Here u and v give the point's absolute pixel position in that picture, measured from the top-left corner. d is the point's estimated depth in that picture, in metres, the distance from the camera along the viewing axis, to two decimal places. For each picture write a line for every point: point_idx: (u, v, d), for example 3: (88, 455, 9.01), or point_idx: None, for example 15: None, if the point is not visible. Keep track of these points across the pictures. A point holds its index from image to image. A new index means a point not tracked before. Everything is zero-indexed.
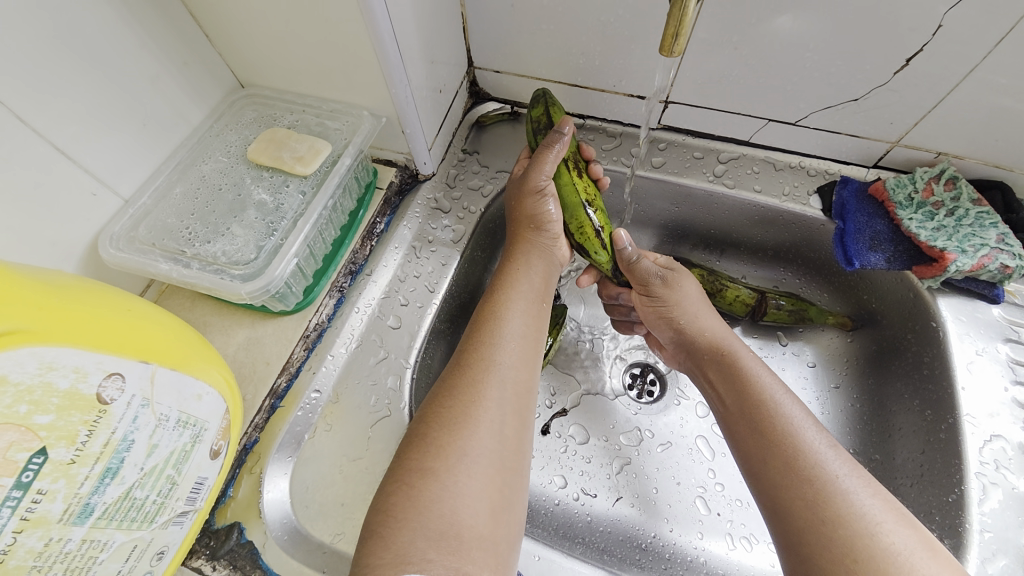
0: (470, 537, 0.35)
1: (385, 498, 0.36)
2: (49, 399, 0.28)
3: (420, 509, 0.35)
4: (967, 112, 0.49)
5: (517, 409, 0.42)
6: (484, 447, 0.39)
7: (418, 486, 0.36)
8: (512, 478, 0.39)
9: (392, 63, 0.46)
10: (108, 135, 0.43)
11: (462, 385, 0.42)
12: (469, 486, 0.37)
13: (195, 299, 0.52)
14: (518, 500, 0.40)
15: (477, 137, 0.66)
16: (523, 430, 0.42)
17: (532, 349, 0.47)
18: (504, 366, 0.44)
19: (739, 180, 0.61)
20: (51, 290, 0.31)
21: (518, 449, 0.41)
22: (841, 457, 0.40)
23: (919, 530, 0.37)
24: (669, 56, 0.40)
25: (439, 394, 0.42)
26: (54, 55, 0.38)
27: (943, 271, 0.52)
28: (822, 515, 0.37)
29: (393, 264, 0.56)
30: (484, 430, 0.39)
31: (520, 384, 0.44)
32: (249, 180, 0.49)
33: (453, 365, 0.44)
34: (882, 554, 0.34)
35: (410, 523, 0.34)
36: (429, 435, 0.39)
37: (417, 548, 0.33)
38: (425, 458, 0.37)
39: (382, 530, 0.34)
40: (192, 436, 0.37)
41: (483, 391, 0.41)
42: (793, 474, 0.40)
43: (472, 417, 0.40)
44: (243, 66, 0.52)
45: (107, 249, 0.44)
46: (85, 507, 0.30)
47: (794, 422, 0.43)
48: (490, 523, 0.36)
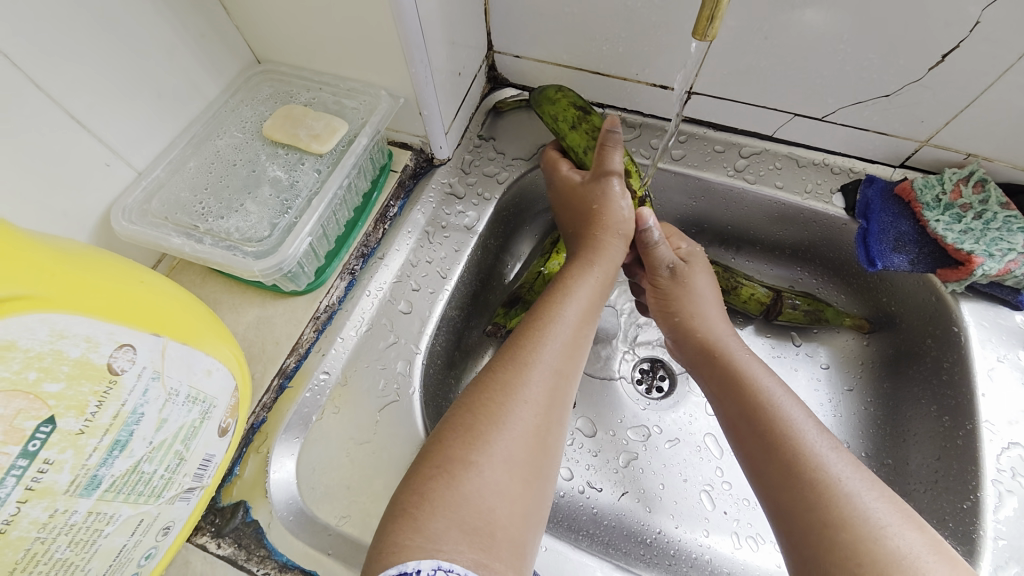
0: (502, 536, 0.34)
1: (423, 482, 0.36)
2: (58, 367, 0.28)
3: (458, 501, 0.34)
4: (1000, 114, 0.47)
5: (556, 409, 0.41)
6: (517, 444, 0.38)
7: (459, 477, 0.35)
8: (544, 477, 0.39)
9: (413, 42, 0.45)
10: (122, 104, 0.43)
11: (503, 379, 0.41)
12: (505, 483, 0.36)
13: (206, 276, 0.51)
14: (547, 499, 0.39)
15: (494, 123, 0.65)
16: (560, 431, 0.41)
17: (579, 351, 0.46)
18: (547, 364, 0.42)
19: (760, 175, 0.60)
20: (64, 257, 0.30)
21: (553, 448, 0.40)
22: (845, 460, 0.39)
23: (925, 531, 0.36)
24: (703, 39, 0.39)
25: (483, 386, 0.41)
26: (72, 21, 0.37)
27: (969, 275, 0.51)
28: (823, 522, 0.36)
29: (405, 248, 0.55)
30: (522, 426, 0.38)
31: (559, 383, 0.42)
32: (264, 157, 0.48)
33: (497, 358, 0.43)
34: (890, 558, 0.33)
35: (446, 511, 0.34)
36: (474, 427, 0.38)
37: (450, 539, 0.33)
38: (469, 450, 0.37)
39: (414, 512, 0.34)
40: (201, 413, 0.36)
41: (523, 385, 0.40)
42: (793, 479, 0.39)
43: (511, 412, 0.39)
44: (260, 41, 0.51)
45: (119, 221, 0.43)
46: (93, 479, 0.30)
47: (794, 424, 0.42)
48: (522, 525, 0.36)
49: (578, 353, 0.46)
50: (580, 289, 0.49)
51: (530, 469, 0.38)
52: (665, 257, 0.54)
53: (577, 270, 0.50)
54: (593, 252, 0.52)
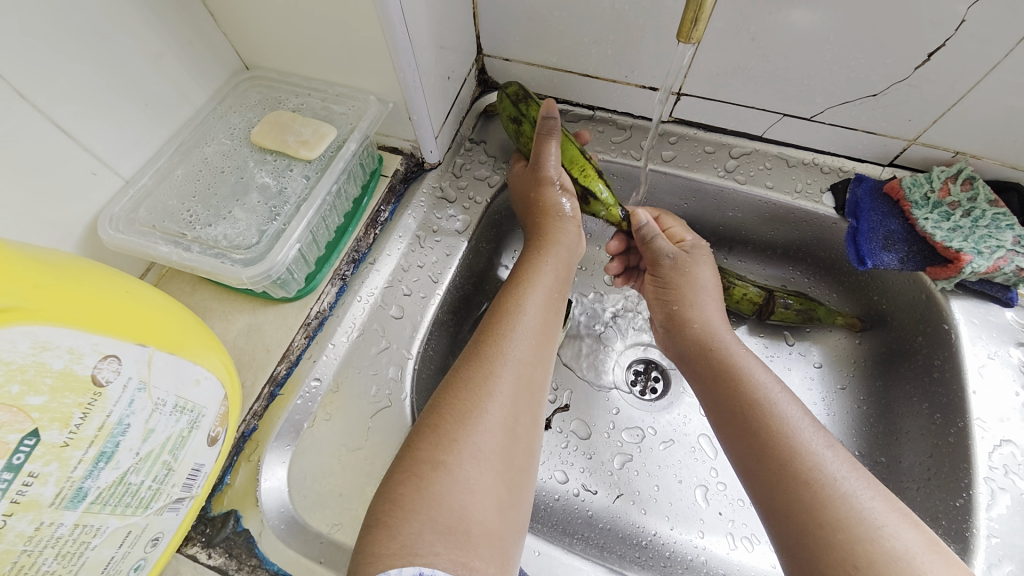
0: (478, 533, 0.34)
1: (392, 487, 0.36)
2: (42, 379, 0.27)
3: (429, 502, 0.34)
4: (987, 112, 0.48)
5: (525, 401, 0.42)
6: (489, 441, 0.38)
7: (430, 478, 0.35)
8: (518, 472, 0.39)
9: (401, 47, 0.45)
10: (108, 113, 0.43)
11: (471, 377, 0.41)
12: (477, 480, 0.36)
13: (195, 284, 0.51)
14: (525, 496, 0.39)
15: (484, 127, 0.65)
16: (532, 424, 0.42)
17: (547, 344, 0.47)
18: (516, 359, 0.43)
19: (750, 175, 0.60)
20: (47, 268, 0.30)
21: (526, 441, 0.40)
22: (839, 458, 0.39)
23: (924, 532, 0.36)
24: (686, 43, 0.39)
25: (448, 385, 0.41)
26: (56, 30, 0.37)
27: (958, 273, 0.51)
28: (823, 513, 0.36)
29: (396, 253, 0.55)
30: (493, 423, 0.39)
31: (531, 380, 0.43)
32: (253, 163, 0.48)
33: (465, 358, 0.43)
34: (886, 551, 0.34)
35: (418, 514, 0.34)
36: (441, 426, 0.38)
37: (426, 541, 0.32)
38: (437, 451, 0.37)
39: (388, 520, 0.34)
40: (189, 423, 0.36)
41: (493, 382, 0.41)
42: (787, 473, 0.39)
43: (481, 410, 0.39)
44: (248, 47, 0.51)
45: (106, 230, 0.43)
46: (78, 491, 0.30)
47: (791, 418, 0.42)
48: (497, 519, 0.36)
49: (546, 348, 0.46)
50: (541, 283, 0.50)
51: (503, 464, 0.38)
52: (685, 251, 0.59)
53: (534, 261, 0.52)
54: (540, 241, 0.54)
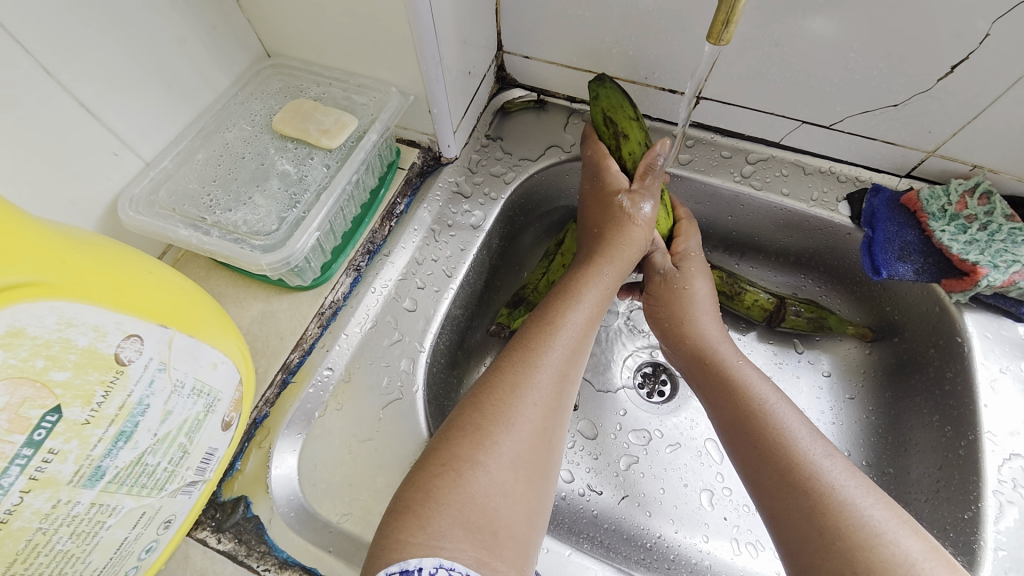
0: (505, 535, 0.34)
1: (427, 479, 0.36)
2: (66, 356, 0.27)
3: (462, 499, 0.34)
4: (1006, 127, 0.48)
5: (560, 409, 0.42)
6: (524, 445, 0.38)
7: (467, 476, 0.35)
8: (546, 478, 0.39)
9: (425, 39, 0.45)
10: (131, 93, 0.43)
11: (509, 380, 0.41)
12: (509, 482, 0.36)
13: (210, 269, 0.51)
14: (548, 498, 0.39)
15: (501, 123, 0.65)
16: (562, 431, 0.42)
17: (584, 352, 0.46)
18: (552, 365, 0.43)
19: (766, 182, 0.60)
20: (75, 245, 0.30)
21: (555, 448, 0.40)
22: (839, 467, 0.39)
23: (925, 538, 0.36)
24: (717, 44, 0.38)
25: (488, 386, 0.41)
26: (83, 6, 0.37)
27: (974, 286, 0.51)
28: (824, 531, 0.36)
29: (411, 246, 0.55)
30: (528, 428, 0.39)
31: (564, 388, 0.43)
32: (273, 150, 0.48)
33: (505, 359, 0.43)
34: (884, 568, 0.33)
35: (449, 510, 0.34)
36: (482, 427, 0.38)
37: (453, 537, 0.32)
38: (475, 450, 0.37)
39: (418, 510, 0.34)
40: (205, 406, 0.36)
41: (530, 387, 0.41)
42: (792, 486, 0.39)
43: (519, 413, 0.39)
44: (271, 34, 0.51)
45: (127, 212, 0.43)
46: (96, 470, 0.30)
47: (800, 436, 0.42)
48: (525, 524, 0.36)
49: (580, 355, 0.46)
50: (591, 291, 0.49)
51: (533, 469, 0.38)
52: (662, 262, 0.56)
53: (588, 273, 0.50)
54: (614, 246, 0.52)
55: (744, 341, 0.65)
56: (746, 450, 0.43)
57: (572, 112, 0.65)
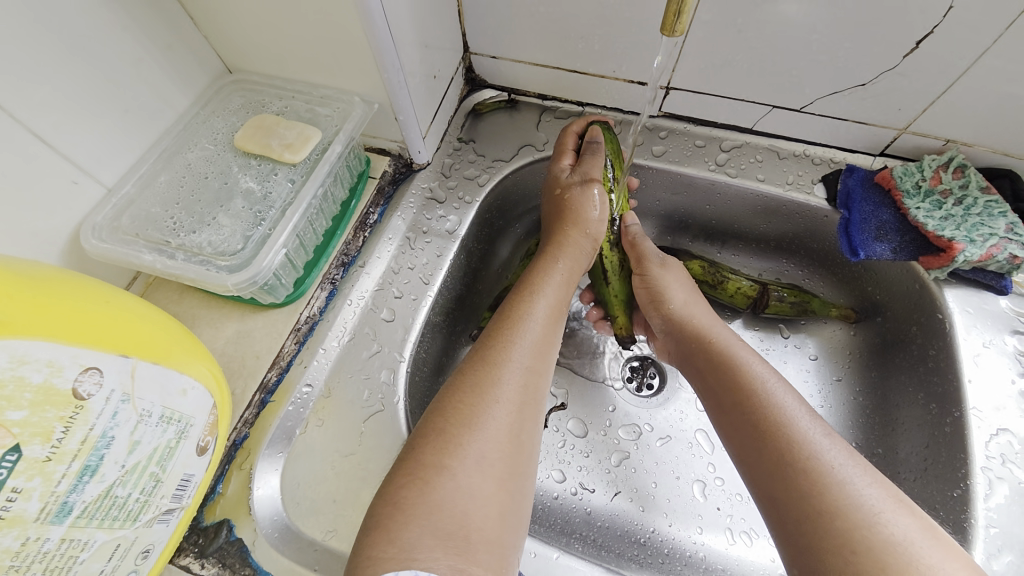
0: (478, 539, 0.34)
1: (396, 491, 0.35)
2: (21, 394, 0.27)
3: (431, 507, 0.34)
4: (976, 99, 0.47)
5: (529, 404, 0.41)
6: (492, 445, 0.38)
7: (434, 483, 0.35)
8: (521, 477, 0.38)
9: (384, 47, 0.44)
10: (88, 120, 0.42)
11: (476, 381, 0.41)
12: (480, 485, 0.36)
13: (183, 292, 0.50)
14: (527, 497, 0.39)
15: (473, 125, 0.64)
16: (536, 428, 0.42)
17: (551, 348, 0.46)
18: (518, 363, 0.42)
19: (741, 169, 0.60)
20: (25, 281, 0.29)
21: (529, 447, 0.40)
22: (838, 447, 0.39)
23: (920, 518, 0.35)
24: (672, 35, 0.38)
25: (453, 389, 0.40)
26: (31, 35, 0.37)
27: (951, 262, 0.51)
28: (817, 510, 0.36)
29: (387, 255, 0.55)
30: (497, 428, 0.38)
31: (534, 384, 0.43)
32: (237, 168, 0.48)
33: (471, 360, 0.43)
34: (883, 546, 0.33)
35: (419, 519, 0.33)
36: (446, 431, 0.38)
37: (424, 547, 0.32)
38: (441, 455, 0.36)
39: (387, 524, 0.33)
40: (177, 433, 0.35)
41: (498, 387, 0.40)
42: (783, 468, 0.39)
43: (484, 414, 0.39)
44: (229, 50, 0.50)
45: (89, 240, 0.42)
46: (64, 506, 0.29)
47: (782, 415, 0.41)
48: (499, 526, 0.35)
49: (549, 352, 0.46)
50: (548, 287, 0.49)
51: (505, 469, 0.37)
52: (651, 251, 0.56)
53: (542, 270, 0.51)
54: (562, 242, 0.53)
55: None
56: (737, 435, 0.43)
57: (544, 109, 0.64)
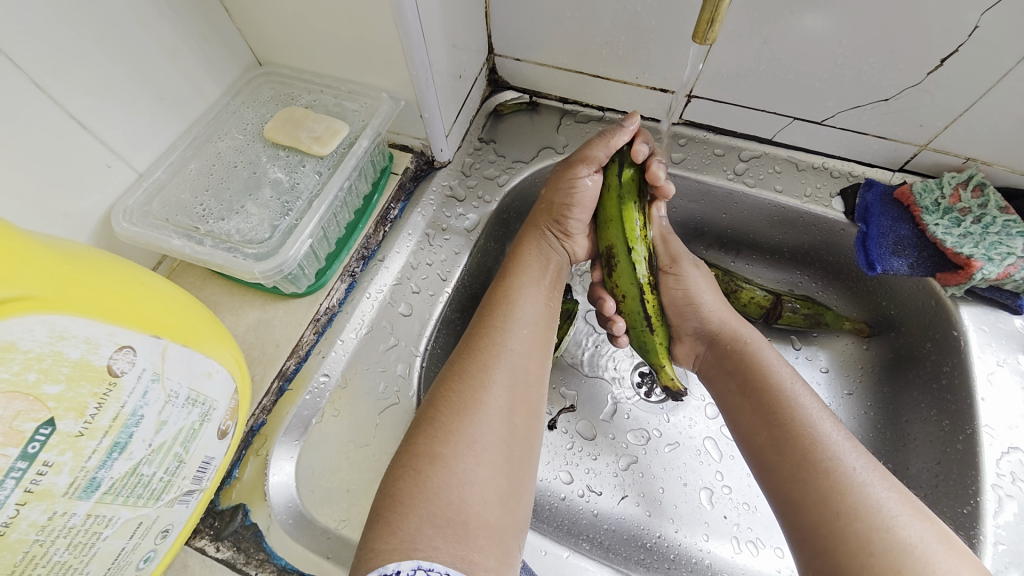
0: (477, 524, 0.34)
1: (392, 483, 0.36)
2: (58, 369, 0.27)
3: (427, 494, 0.35)
4: (998, 119, 0.48)
5: (521, 393, 0.42)
6: (485, 433, 0.38)
7: (427, 471, 0.36)
8: (517, 464, 0.39)
9: (414, 44, 0.45)
10: (123, 105, 0.43)
11: (467, 373, 0.41)
12: (475, 471, 0.36)
13: (206, 278, 0.51)
14: (530, 484, 0.40)
15: (494, 126, 0.65)
16: (533, 415, 0.42)
17: (542, 336, 0.47)
18: (509, 351, 0.43)
19: (760, 179, 0.60)
20: (65, 258, 0.30)
21: (527, 434, 0.41)
22: (859, 452, 0.39)
23: (934, 523, 0.36)
24: (702, 42, 0.39)
25: (445, 379, 0.42)
26: (75, 21, 0.37)
27: (968, 279, 0.51)
28: (836, 512, 0.36)
29: (405, 251, 0.56)
30: (489, 416, 0.39)
31: (530, 374, 0.44)
32: (265, 159, 0.48)
33: (459, 353, 0.44)
34: (898, 550, 0.34)
35: (417, 509, 0.34)
36: (439, 420, 0.38)
37: (424, 536, 0.33)
38: (433, 444, 0.37)
39: (388, 516, 0.34)
40: (201, 415, 0.36)
41: (489, 374, 0.41)
42: (805, 469, 0.39)
43: (477, 402, 0.39)
44: (261, 43, 0.51)
45: (120, 223, 0.43)
46: (92, 482, 0.30)
47: (809, 415, 0.42)
48: (500, 512, 0.36)
49: (541, 339, 0.47)
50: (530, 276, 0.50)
51: (503, 460, 0.38)
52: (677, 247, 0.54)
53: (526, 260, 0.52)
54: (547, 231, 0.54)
55: None
56: (758, 434, 0.44)
57: (564, 113, 0.65)
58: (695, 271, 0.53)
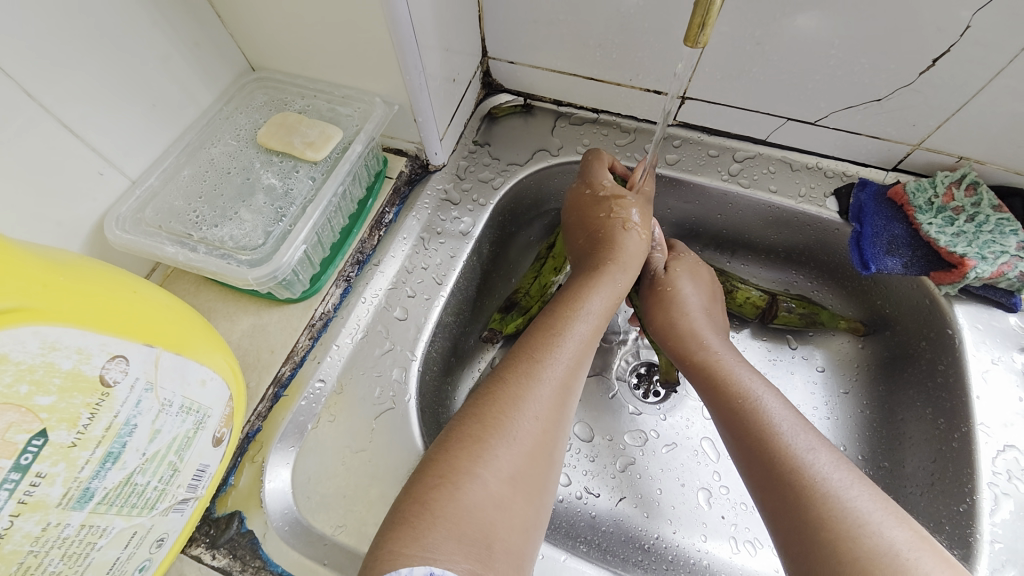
0: (500, 548, 0.34)
1: (423, 491, 0.35)
2: (50, 379, 0.27)
3: (458, 512, 0.34)
4: (989, 117, 0.48)
5: (563, 421, 0.42)
6: (521, 458, 0.38)
7: (464, 488, 0.35)
8: (544, 492, 0.39)
9: (407, 49, 0.45)
10: (114, 112, 0.43)
11: (510, 394, 0.41)
12: (504, 495, 0.36)
13: (200, 284, 0.51)
14: (547, 509, 0.39)
15: (489, 129, 0.65)
16: (563, 441, 0.42)
17: (586, 359, 0.46)
18: (555, 377, 0.43)
19: (754, 179, 0.60)
20: (56, 268, 0.30)
21: (556, 462, 0.40)
22: (824, 459, 0.39)
23: (913, 528, 0.35)
24: (694, 46, 0.39)
25: (489, 396, 0.41)
26: (65, 29, 0.37)
27: (962, 278, 0.51)
28: (807, 521, 0.36)
29: (401, 255, 0.55)
30: (528, 443, 0.39)
31: (568, 397, 0.43)
32: (259, 164, 0.48)
33: (505, 370, 0.43)
34: (866, 558, 0.33)
35: (446, 522, 0.33)
36: (482, 437, 0.38)
37: (447, 548, 0.32)
38: (473, 462, 0.37)
39: (413, 522, 0.34)
40: (195, 423, 0.36)
41: (533, 399, 0.41)
42: (780, 478, 0.39)
43: (519, 427, 0.39)
44: (253, 48, 0.51)
45: (113, 231, 0.43)
46: (85, 492, 0.30)
47: (780, 425, 0.42)
48: (522, 538, 0.36)
49: (583, 363, 0.46)
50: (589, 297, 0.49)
51: (529, 484, 0.38)
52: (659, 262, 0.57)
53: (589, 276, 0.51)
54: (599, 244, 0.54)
55: (738, 339, 0.65)
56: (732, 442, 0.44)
57: (559, 115, 0.65)
58: (651, 291, 0.57)
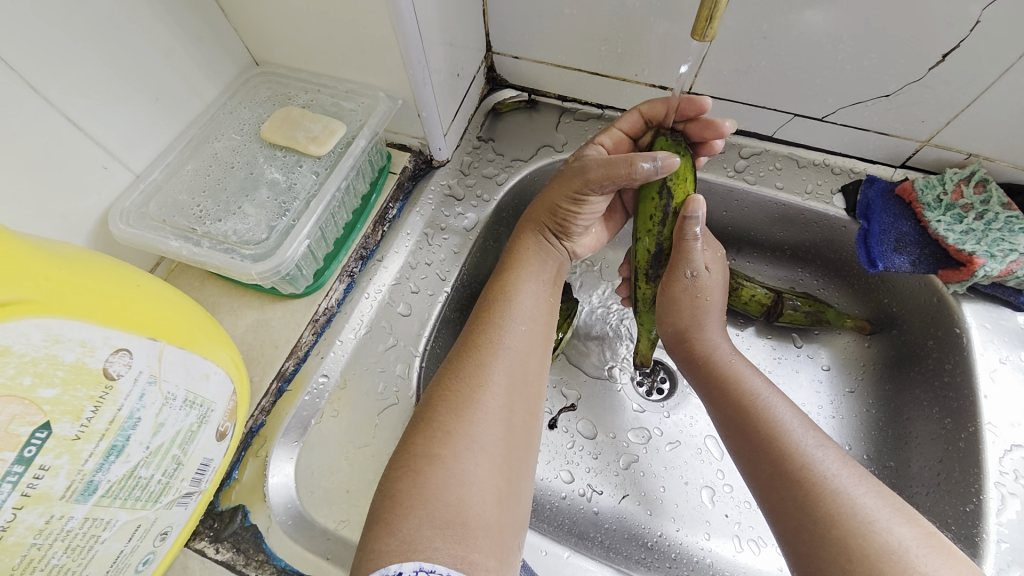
0: (477, 526, 0.34)
1: (391, 483, 0.36)
2: (54, 372, 0.27)
3: (426, 496, 0.34)
4: (999, 113, 0.47)
5: (521, 396, 0.42)
6: (485, 433, 0.38)
7: (425, 473, 0.35)
8: (517, 465, 0.39)
9: (411, 44, 0.45)
10: (119, 107, 0.43)
11: (467, 372, 0.41)
12: (474, 472, 0.36)
13: (204, 279, 0.51)
14: (525, 489, 0.39)
15: (493, 125, 0.65)
16: (530, 418, 0.42)
17: (542, 335, 0.47)
18: (511, 350, 0.43)
19: (760, 176, 0.60)
20: (59, 261, 0.30)
21: (524, 436, 0.41)
22: (831, 456, 0.39)
23: (918, 524, 0.35)
24: (701, 41, 0.38)
25: (444, 378, 0.42)
26: (69, 23, 0.37)
27: (970, 276, 0.51)
28: (815, 517, 0.36)
29: (404, 250, 0.55)
30: (490, 417, 0.39)
31: (527, 374, 0.43)
32: (262, 159, 0.48)
33: (460, 350, 0.44)
34: (876, 553, 0.33)
35: (417, 510, 0.34)
36: (437, 420, 0.38)
37: (424, 537, 0.32)
38: (432, 444, 0.37)
39: (388, 518, 0.34)
40: (199, 417, 0.36)
41: (489, 375, 0.41)
42: (785, 477, 0.39)
43: (478, 402, 0.39)
44: (257, 43, 0.51)
45: (117, 225, 0.43)
46: (89, 485, 0.30)
47: (778, 418, 0.42)
48: (498, 512, 0.36)
49: (541, 344, 0.46)
50: (530, 275, 0.50)
51: (502, 461, 0.38)
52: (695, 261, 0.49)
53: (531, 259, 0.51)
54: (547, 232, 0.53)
55: (743, 337, 0.64)
56: (736, 441, 0.44)
57: (563, 111, 0.65)
58: (681, 292, 0.50)
